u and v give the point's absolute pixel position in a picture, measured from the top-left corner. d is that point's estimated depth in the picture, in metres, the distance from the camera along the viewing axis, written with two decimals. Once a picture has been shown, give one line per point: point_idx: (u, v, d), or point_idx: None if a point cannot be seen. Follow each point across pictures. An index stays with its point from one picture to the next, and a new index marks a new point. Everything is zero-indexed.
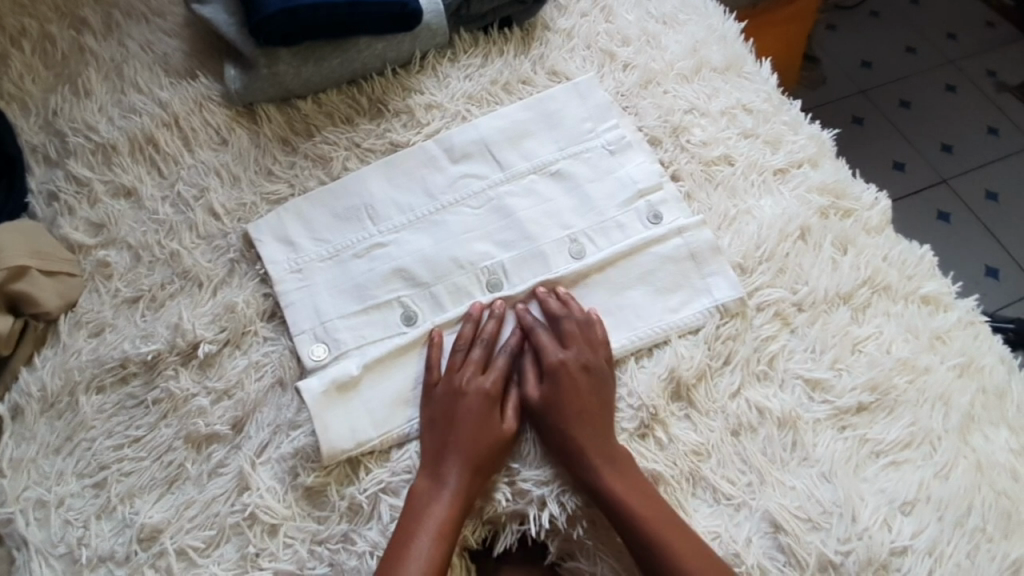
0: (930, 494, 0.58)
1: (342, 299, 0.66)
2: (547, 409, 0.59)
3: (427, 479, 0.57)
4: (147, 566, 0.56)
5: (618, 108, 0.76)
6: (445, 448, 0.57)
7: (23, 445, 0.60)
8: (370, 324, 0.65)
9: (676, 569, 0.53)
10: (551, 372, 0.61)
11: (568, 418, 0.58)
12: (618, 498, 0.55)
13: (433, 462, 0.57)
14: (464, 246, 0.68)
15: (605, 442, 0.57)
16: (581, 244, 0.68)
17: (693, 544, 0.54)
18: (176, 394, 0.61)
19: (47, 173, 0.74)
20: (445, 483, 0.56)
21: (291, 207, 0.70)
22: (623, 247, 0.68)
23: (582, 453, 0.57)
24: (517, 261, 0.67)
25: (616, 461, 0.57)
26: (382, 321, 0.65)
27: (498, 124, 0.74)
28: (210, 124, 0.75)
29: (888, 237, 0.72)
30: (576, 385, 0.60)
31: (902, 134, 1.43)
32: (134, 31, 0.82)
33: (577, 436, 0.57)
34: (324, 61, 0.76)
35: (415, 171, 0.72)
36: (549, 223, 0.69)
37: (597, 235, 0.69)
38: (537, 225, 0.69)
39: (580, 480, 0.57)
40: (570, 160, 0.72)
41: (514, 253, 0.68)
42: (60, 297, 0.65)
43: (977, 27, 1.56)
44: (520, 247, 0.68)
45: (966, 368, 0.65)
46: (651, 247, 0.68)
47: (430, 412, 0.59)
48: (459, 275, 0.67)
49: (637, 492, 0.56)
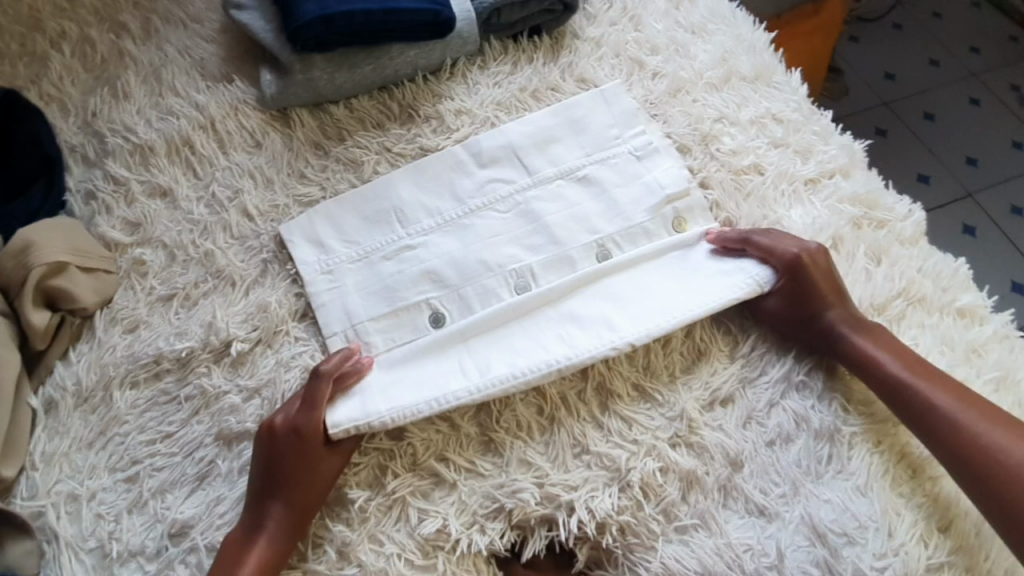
0: (968, 509, 0.58)
1: (371, 299, 0.67)
2: (789, 287, 0.64)
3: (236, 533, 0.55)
4: (177, 562, 0.56)
5: (645, 115, 0.76)
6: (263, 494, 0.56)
7: (56, 438, 0.61)
8: (399, 327, 0.66)
9: (941, 409, 0.57)
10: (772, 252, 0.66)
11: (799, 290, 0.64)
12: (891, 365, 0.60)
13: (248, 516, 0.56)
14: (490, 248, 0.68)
15: (847, 308, 0.64)
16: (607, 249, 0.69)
17: (964, 402, 0.58)
18: (208, 391, 0.62)
19: (85, 173, 0.76)
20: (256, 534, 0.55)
21: (322, 209, 0.71)
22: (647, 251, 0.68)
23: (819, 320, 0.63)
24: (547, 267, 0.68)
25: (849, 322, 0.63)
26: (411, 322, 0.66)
27: (526, 129, 0.75)
28: (244, 127, 0.77)
29: (922, 249, 0.71)
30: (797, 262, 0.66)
31: (926, 147, 1.42)
32: (172, 36, 0.84)
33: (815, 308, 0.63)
34: (358, 67, 0.78)
35: (443, 176, 0.73)
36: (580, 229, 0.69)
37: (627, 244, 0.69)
38: (564, 230, 0.69)
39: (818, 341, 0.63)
40: (597, 166, 0.73)
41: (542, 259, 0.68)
42: (96, 293, 0.67)
43: (1002, 40, 1.55)
44: (547, 251, 0.68)
45: (1003, 382, 0.64)
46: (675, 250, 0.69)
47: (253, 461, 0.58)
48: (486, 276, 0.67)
49: (888, 348, 0.61)
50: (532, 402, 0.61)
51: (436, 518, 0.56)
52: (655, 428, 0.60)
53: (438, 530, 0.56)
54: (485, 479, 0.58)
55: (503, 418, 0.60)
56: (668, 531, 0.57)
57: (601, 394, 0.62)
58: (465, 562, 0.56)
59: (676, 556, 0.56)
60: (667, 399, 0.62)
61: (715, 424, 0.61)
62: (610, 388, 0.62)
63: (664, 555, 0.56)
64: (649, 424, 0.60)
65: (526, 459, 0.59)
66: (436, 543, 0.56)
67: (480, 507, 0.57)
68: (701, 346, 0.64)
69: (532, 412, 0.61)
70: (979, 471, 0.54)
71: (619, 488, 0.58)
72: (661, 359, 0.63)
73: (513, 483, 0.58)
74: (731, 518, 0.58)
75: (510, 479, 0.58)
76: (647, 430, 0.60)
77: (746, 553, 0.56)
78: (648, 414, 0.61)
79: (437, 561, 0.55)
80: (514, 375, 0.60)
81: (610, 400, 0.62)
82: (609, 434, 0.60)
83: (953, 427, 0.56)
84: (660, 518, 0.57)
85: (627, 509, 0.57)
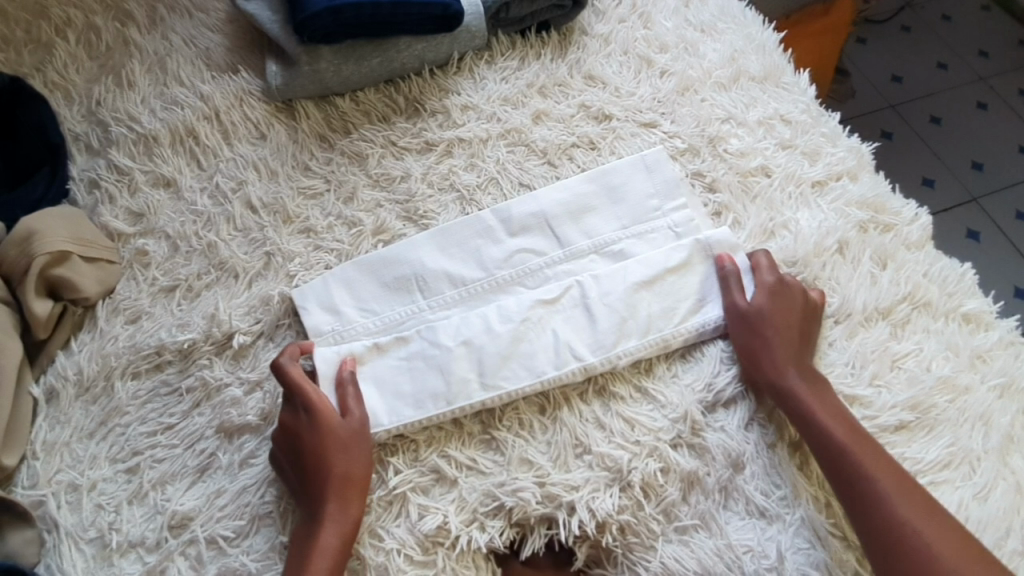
0: (968, 515, 0.57)
1: (385, 373, 0.61)
2: (741, 320, 0.63)
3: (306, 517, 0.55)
4: (176, 554, 0.56)
5: (686, 186, 0.71)
6: (312, 484, 0.55)
7: (57, 428, 0.61)
8: (413, 388, 0.60)
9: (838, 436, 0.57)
10: (767, 295, 0.63)
11: (768, 331, 0.61)
12: (798, 393, 0.59)
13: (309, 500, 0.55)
14: (506, 301, 0.64)
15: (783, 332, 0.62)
16: (634, 305, 0.64)
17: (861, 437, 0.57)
18: (209, 383, 0.62)
19: (88, 162, 0.75)
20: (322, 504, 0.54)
21: (338, 272, 0.66)
22: (677, 313, 0.64)
23: (782, 368, 0.60)
24: (573, 331, 0.63)
25: (812, 380, 0.60)
26: (423, 377, 0.60)
27: (559, 197, 0.70)
28: (249, 119, 0.76)
29: (929, 253, 0.71)
30: (787, 305, 0.63)
31: (932, 151, 1.41)
32: (178, 25, 0.83)
33: (782, 353, 0.61)
34: (365, 59, 0.77)
35: (469, 242, 0.68)
36: (611, 287, 0.64)
37: (655, 307, 0.64)
38: (600, 303, 0.64)
39: (770, 390, 0.61)
40: (633, 240, 0.68)
41: (568, 321, 0.63)
42: (98, 283, 0.66)
43: (1010, 44, 1.54)
44: (564, 305, 0.64)
45: (1008, 389, 0.63)
46: (703, 319, 0.64)
47: (278, 461, 0.57)
48: (498, 323, 0.62)
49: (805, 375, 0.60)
50: (534, 399, 0.61)
51: (437, 515, 0.56)
52: (657, 430, 0.60)
53: (438, 527, 0.56)
54: (486, 477, 0.58)
55: (505, 415, 0.61)
56: (668, 531, 0.57)
57: (603, 392, 0.62)
58: (465, 559, 0.56)
59: (675, 556, 0.56)
60: (667, 399, 0.61)
61: (718, 426, 0.61)
62: (611, 386, 0.62)
63: (663, 555, 0.56)
64: (651, 425, 0.60)
65: (528, 458, 0.59)
66: (436, 539, 0.56)
67: (481, 505, 0.57)
68: (704, 348, 0.64)
69: (534, 410, 0.61)
70: (858, 490, 0.55)
71: (620, 489, 0.58)
72: (659, 357, 0.64)
73: (515, 482, 0.57)
74: (732, 520, 0.58)
75: (512, 477, 0.58)
76: (648, 432, 0.60)
77: (746, 555, 0.56)
78: (648, 414, 0.61)
79: (437, 557, 0.55)
80: (496, 351, 0.61)
81: (612, 398, 0.62)
82: (611, 434, 0.60)
83: (846, 455, 0.56)
84: (660, 518, 0.57)
85: (628, 508, 0.57)
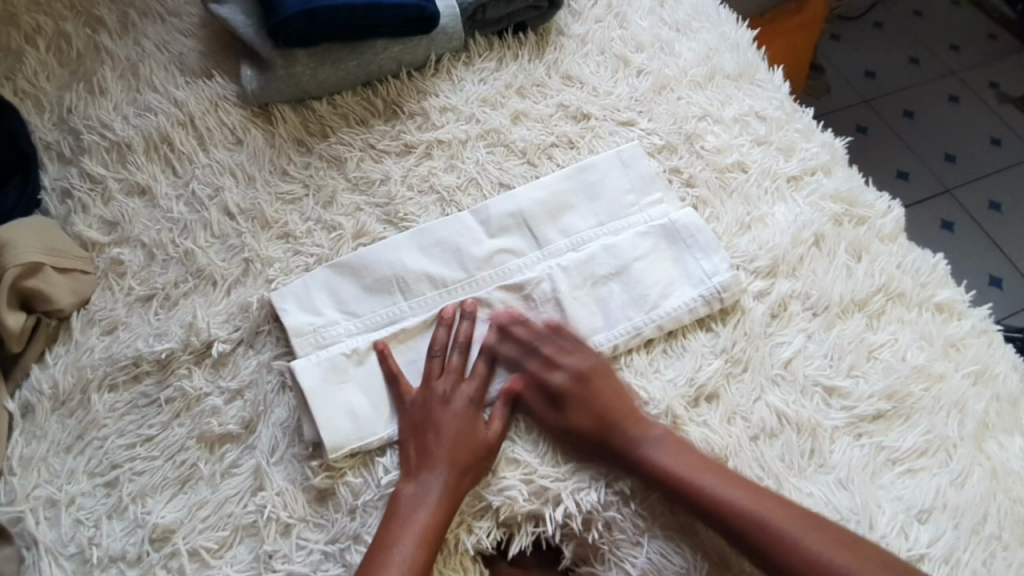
0: (945, 501, 0.58)
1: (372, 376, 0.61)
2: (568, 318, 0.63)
3: (409, 488, 0.56)
4: (158, 567, 0.55)
5: (663, 181, 0.72)
6: (425, 458, 0.57)
7: (33, 442, 0.60)
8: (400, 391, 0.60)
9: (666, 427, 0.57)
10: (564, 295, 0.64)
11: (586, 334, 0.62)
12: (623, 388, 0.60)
13: (416, 472, 0.56)
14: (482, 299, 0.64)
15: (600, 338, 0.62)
16: (604, 296, 0.65)
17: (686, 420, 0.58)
18: (189, 393, 0.61)
19: (60, 171, 0.74)
20: (436, 475, 0.56)
21: (319, 274, 0.65)
22: (647, 299, 0.65)
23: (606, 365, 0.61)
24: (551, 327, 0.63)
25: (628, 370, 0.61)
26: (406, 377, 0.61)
27: (537, 195, 0.70)
28: (225, 124, 0.75)
29: (902, 245, 0.72)
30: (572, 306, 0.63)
31: (905, 144, 1.44)
32: (150, 30, 0.82)
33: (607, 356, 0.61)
34: (341, 62, 0.77)
35: (449, 242, 0.67)
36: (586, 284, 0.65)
37: (626, 296, 0.65)
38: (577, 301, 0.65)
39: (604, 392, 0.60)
40: (610, 237, 0.69)
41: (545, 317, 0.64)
42: (72, 294, 0.65)
43: (979, 39, 1.57)
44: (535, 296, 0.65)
45: (981, 375, 0.65)
46: (678, 302, 0.65)
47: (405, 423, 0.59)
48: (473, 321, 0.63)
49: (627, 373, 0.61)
50: None
51: None
52: None
53: None
54: None
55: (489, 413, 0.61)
56: (655, 527, 0.57)
57: None
58: (451, 562, 0.56)
59: (661, 552, 0.56)
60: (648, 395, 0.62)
61: (702, 419, 0.61)
62: None
63: (649, 551, 0.56)
64: None
65: (514, 458, 0.59)
66: None
67: (467, 506, 0.57)
68: (685, 341, 0.65)
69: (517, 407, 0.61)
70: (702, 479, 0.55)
71: (605, 484, 0.58)
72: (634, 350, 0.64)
73: (500, 481, 0.58)
74: None
75: (496, 476, 0.58)
76: None
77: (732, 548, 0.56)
78: None
79: None
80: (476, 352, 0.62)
81: None
82: None
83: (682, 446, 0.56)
84: (646, 514, 0.57)
85: (613, 505, 0.57)
